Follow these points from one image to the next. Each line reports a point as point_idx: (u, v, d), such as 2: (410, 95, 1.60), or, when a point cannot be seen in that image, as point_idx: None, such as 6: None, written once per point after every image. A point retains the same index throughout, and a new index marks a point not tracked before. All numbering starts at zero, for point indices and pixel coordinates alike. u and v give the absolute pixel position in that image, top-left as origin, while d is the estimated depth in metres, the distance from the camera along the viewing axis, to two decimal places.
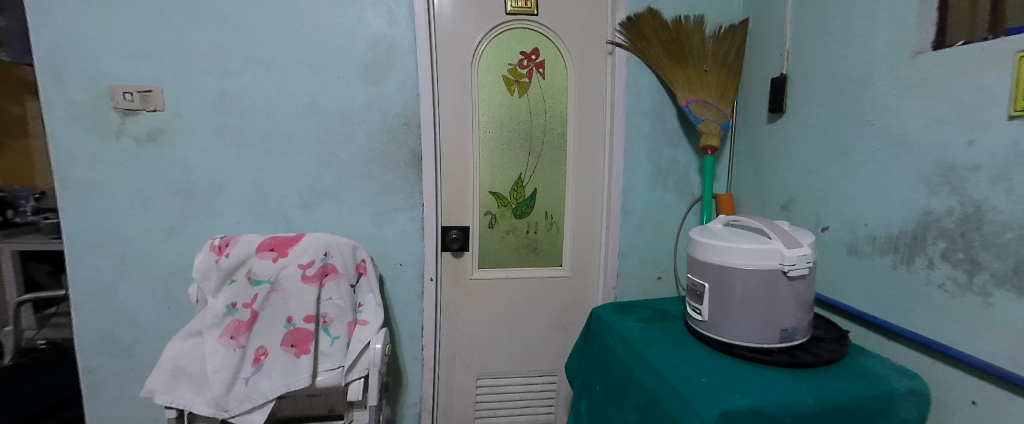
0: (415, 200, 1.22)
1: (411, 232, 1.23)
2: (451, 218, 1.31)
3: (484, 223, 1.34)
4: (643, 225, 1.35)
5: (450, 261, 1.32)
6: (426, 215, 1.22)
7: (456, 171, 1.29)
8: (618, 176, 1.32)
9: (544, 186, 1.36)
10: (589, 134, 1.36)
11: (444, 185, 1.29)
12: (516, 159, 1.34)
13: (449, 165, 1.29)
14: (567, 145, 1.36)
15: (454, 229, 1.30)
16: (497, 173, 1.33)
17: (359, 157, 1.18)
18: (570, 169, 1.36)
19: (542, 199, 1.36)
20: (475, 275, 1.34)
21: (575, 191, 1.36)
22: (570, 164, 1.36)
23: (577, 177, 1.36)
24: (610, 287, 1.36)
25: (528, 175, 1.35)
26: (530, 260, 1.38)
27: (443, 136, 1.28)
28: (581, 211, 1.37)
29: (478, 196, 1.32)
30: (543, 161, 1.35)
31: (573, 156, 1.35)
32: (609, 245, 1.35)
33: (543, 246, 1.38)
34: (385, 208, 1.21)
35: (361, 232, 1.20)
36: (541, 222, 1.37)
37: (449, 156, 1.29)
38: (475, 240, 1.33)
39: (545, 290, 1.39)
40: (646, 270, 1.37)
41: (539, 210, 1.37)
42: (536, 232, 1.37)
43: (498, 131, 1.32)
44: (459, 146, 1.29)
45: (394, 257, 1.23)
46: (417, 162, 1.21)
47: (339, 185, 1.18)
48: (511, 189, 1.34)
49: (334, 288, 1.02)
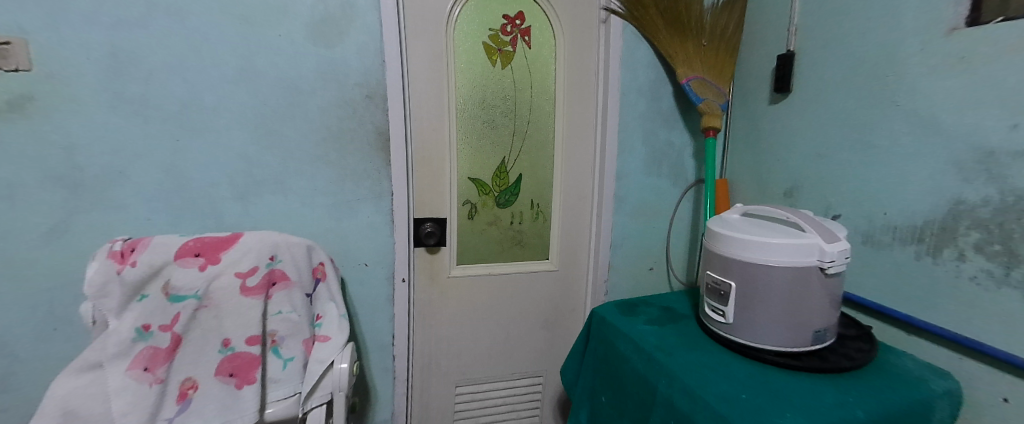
0: (383, 188, 1.03)
1: (379, 226, 1.04)
2: (425, 209, 1.13)
3: (464, 214, 1.17)
4: (636, 213, 1.26)
5: (425, 258, 1.15)
6: (398, 206, 1.04)
7: (430, 154, 1.11)
8: (612, 160, 1.21)
9: (530, 172, 1.21)
10: (578, 113, 1.22)
11: (416, 171, 1.10)
12: (498, 141, 1.17)
13: (421, 147, 1.10)
14: (555, 125, 1.21)
15: (429, 222, 1.13)
16: (476, 157, 1.16)
17: (311, 135, 0.96)
18: (559, 153, 1.22)
19: (528, 187, 1.22)
20: (454, 272, 1.18)
21: (564, 177, 1.23)
22: (558, 147, 1.22)
23: (566, 162, 1.23)
24: (601, 280, 1.26)
25: (512, 159, 1.19)
26: (515, 254, 1.24)
27: (413, 112, 1.08)
28: (570, 199, 1.25)
29: (456, 183, 1.15)
30: (529, 143, 1.20)
31: (561, 138, 1.22)
32: (601, 235, 1.24)
33: (529, 239, 1.25)
34: (347, 198, 1.01)
35: (317, 227, 1.00)
36: (526, 212, 1.23)
37: (421, 136, 1.10)
38: (454, 233, 1.16)
39: (531, 286, 1.26)
40: (639, 261, 1.29)
41: (525, 198, 1.22)
42: (521, 223, 1.23)
43: (478, 108, 1.15)
44: (433, 124, 1.10)
45: (360, 256, 1.04)
46: (385, 143, 1.02)
47: (287, 170, 0.96)
48: (494, 175, 1.18)
49: (286, 300, 0.82)
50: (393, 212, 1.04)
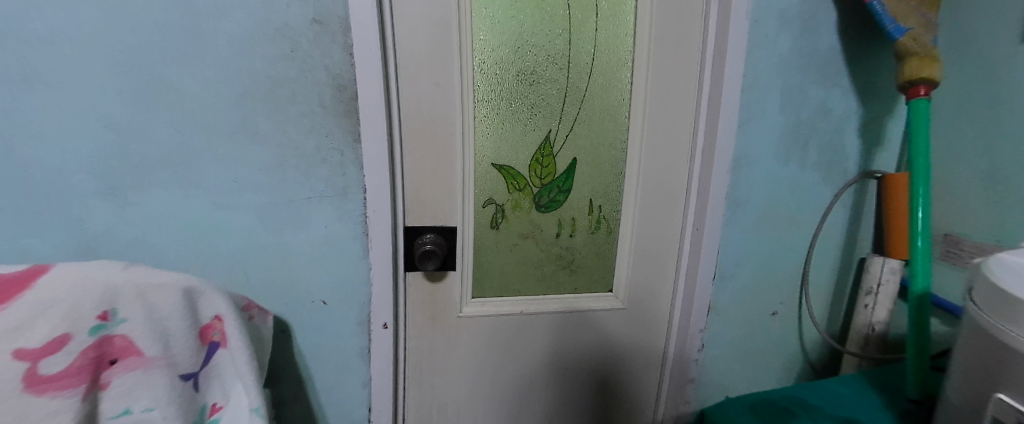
0: (351, 179, 0.62)
1: (344, 241, 0.64)
2: (423, 213, 0.71)
3: (484, 223, 0.75)
4: (758, 222, 0.80)
5: (424, 289, 0.73)
6: (374, 210, 0.63)
7: (429, 125, 0.68)
8: (724, 138, 0.74)
9: (588, 158, 0.77)
10: (670, 62, 0.75)
11: (408, 154, 0.68)
12: (543, 105, 0.73)
13: (413, 112, 0.67)
14: (631, 81, 0.76)
15: (431, 232, 0.71)
16: (506, 132, 0.72)
17: (214, 88, 0.55)
18: (635, 128, 0.77)
19: (583, 181, 0.77)
20: (467, 311, 0.77)
21: (641, 165, 0.78)
22: (634, 118, 0.76)
23: (646, 143, 0.77)
24: (697, 329, 0.82)
25: (561, 137, 0.75)
26: (560, 283, 0.81)
27: (400, 54, 0.64)
28: (650, 201, 0.80)
29: (472, 173, 0.72)
30: (588, 111, 0.75)
31: (640, 102, 0.76)
32: (697, 257, 0.79)
33: (581, 260, 0.81)
34: (290, 197, 0.60)
35: (243, 243, 0.60)
36: (579, 219, 0.79)
37: (414, 94, 0.66)
38: (467, 252, 0.75)
39: (582, 329, 0.83)
40: (757, 300, 0.84)
41: (580, 197, 0.78)
42: (571, 237, 0.79)
43: (510, 50, 0.70)
44: (436, 74, 0.67)
45: (315, 289, 0.64)
46: (351, 103, 0.60)
47: (177, 148, 0.55)
48: (533, 161, 0.74)
49: (138, 391, 0.42)
50: (368, 218, 0.64)
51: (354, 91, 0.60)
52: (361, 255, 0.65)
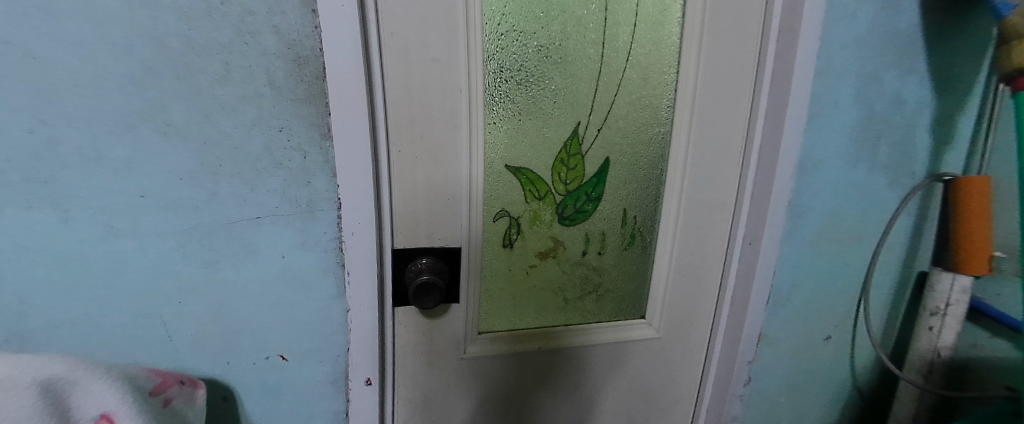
0: (319, 191, 0.44)
1: (310, 275, 0.46)
2: (417, 232, 0.54)
3: (494, 241, 0.59)
4: (817, 235, 0.67)
5: (418, 328, 0.57)
6: (352, 233, 0.46)
7: (425, 115, 0.50)
8: (793, 135, 0.60)
9: (623, 159, 0.61)
10: (728, 38, 0.59)
11: (396, 154, 0.50)
12: (570, 91, 0.56)
13: (402, 98, 0.49)
14: (678, 62, 0.60)
15: (427, 255, 0.55)
16: (524, 125, 0.56)
17: (97, 60, 0.36)
18: (682, 121, 0.61)
19: (617, 187, 0.62)
20: (473, 350, 0.61)
21: (688, 168, 0.63)
22: (682, 110, 0.61)
23: (695, 140, 0.62)
24: (745, 362, 0.70)
25: (592, 132, 0.59)
26: (584, 311, 0.66)
27: (380, 15, 0.46)
28: (696, 212, 0.65)
29: (480, 179, 0.55)
30: (625, 99, 0.59)
31: (689, 90, 0.60)
32: (750, 278, 0.66)
33: (610, 283, 0.66)
34: (230, 217, 0.43)
35: (164, 282, 0.42)
36: (610, 235, 0.64)
37: (403, 74, 0.48)
38: (472, 279, 0.58)
39: (609, 363, 0.69)
40: (808, 323, 0.72)
41: (613, 207, 0.63)
42: (600, 256, 0.64)
43: (529, 17, 0.53)
44: (433, 45, 0.48)
45: (272, 340, 0.47)
46: (314, 85, 0.42)
47: (47, 150, 0.37)
48: (557, 162, 0.58)
49: None
50: (343, 244, 0.46)
51: (318, 68, 0.42)
52: (335, 293, 0.48)
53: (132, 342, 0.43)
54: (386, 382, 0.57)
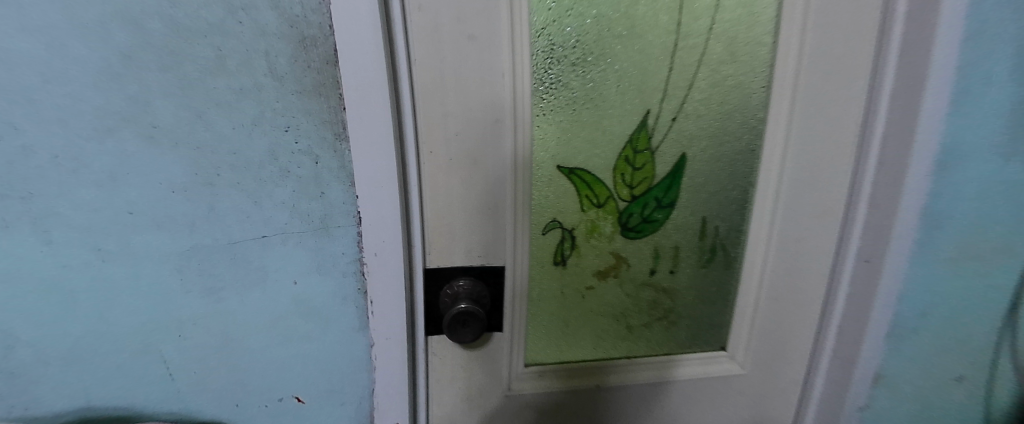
0: (335, 205, 0.36)
1: (327, 304, 0.39)
2: (452, 248, 0.45)
3: (544, 257, 0.50)
4: (975, 250, 0.50)
5: (455, 362, 0.48)
6: (373, 253, 0.38)
7: (460, 108, 0.41)
8: (951, 119, 0.44)
9: (703, 155, 0.49)
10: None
11: (427, 155, 0.42)
12: (639, 71, 0.45)
13: (433, 88, 0.40)
14: (778, 28, 0.46)
15: (466, 277, 0.46)
16: (580, 116, 0.45)
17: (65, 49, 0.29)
18: (780, 105, 0.48)
19: (693, 191, 0.50)
20: (519, 385, 0.52)
21: (785, 165, 0.50)
22: (780, 91, 0.48)
23: (796, 129, 0.49)
24: (857, 409, 0.56)
25: (664, 122, 0.47)
26: (650, 340, 0.55)
27: None
28: (794, 220, 0.52)
29: (527, 184, 0.45)
30: (706, 80, 0.47)
31: (791, 65, 0.47)
32: (867, 304, 0.52)
33: (684, 306, 0.55)
34: (233, 237, 0.35)
35: (162, 314, 0.36)
36: (685, 248, 0.52)
37: (433, 57, 0.39)
38: (518, 303, 0.49)
39: (680, 402, 0.57)
40: (944, 361, 0.56)
41: (689, 215, 0.51)
42: (671, 274, 0.53)
43: None
44: (468, 20, 0.39)
45: (289, 376, 0.40)
46: (324, 72, 0.33)
47: (20, 160, 0.31)
48: (621, 162, 0.47)
49: None
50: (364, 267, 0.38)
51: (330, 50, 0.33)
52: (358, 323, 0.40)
53: (132, 380, 0.38)
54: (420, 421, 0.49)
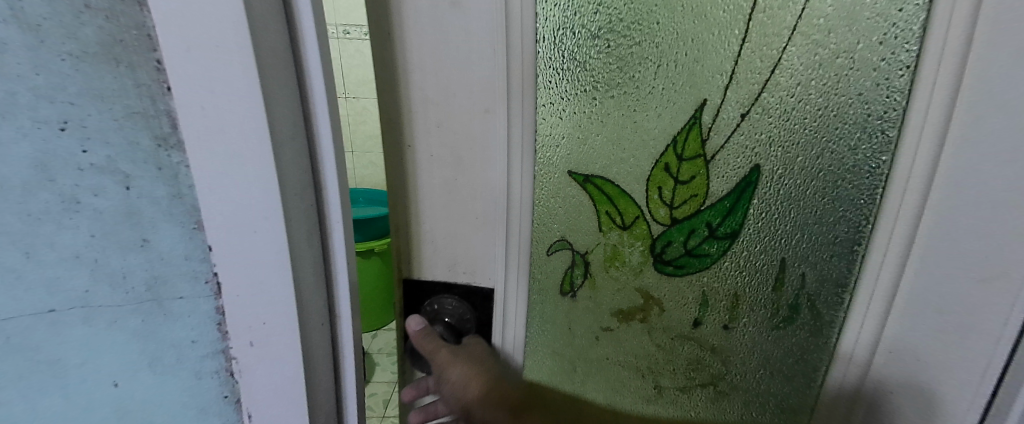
0: (162, 261, 0.33)
1: (181, 370, 0.37)
2: (434, 260, 0.39)
3: (547, 281, 0.40)
4: None
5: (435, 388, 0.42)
6: (261, 323, 0.33)
7: (441, 95, 0.33)
8: None
9: (789, 170, 0.33)
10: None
11: (406, 149, 0.35)
12: (693, 45, 0.31)
13: (413, 70, 0.32)
14: None
15: (451, 296, 0.40)
16: (602, 107, 0.34)
17: None
18: (932, 105, 0.29)
19: (773, 221, 0.35)
20: None
21: (927, 207, 0.32)
22: (935, 81, 0.29)
23: (952, 151, 0.30)
24: None
25: (726, 119, 0.33)
26: (688, 406, 0.43)
27: None
28: (929, 306, 0.33)
29: (530, 194, 0.36)
30: (802, 58, 0.31)
31: (959, 38, 0.27)
32: None
33: (740, 373, 0.41)
34: (45, 291, 0.33)
35: (6, 362, 0.35)
36: (749, 297, 0.38)
37: (413, 27, 0.31)
38: (513, 334, 0.41)
39: None
40: None
41: (757, 253, 0.36)
42: (727, 329, 0.39)
43: None
44: None
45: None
46: (139, 49, 0.26)
47: None
48: (662, 174, 0.35)
49: None
50: (230, 357, 0.36)
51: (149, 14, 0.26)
52: (234, 386, 0.38)
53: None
54: None
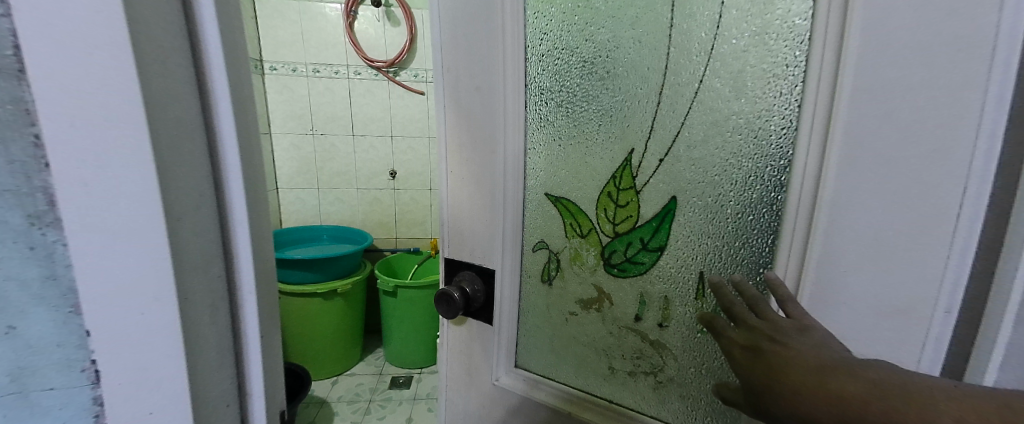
0: (33, 346, 0.29)
1: None
2: (464, 248, 0.62)
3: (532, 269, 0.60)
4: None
5: (461, 337, 0.66)
6: (148, 415, 0.31)
7: (468, 142, 0.56)
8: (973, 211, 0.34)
9: (697, 201, 0.49)
10: (909, 26, 0.33)
11: (448, 177, 0.60)
12: (622, 114, 0.50)
13: (455, 130, 0.56)
14: (806, 57, 0.39)
15: (467, 272, 0.61)
16: (564, 151, 0.54)
17: None
18: (812, 153, 0.39)
19: (694, 234, 0.50)
20: (508, 380, 0.63)
21: (815, 236, 0.41)
22: (812, 136, 0.39)
23: (835, 190, 0.38)
24: None
25: (649, 163, 0.50)
26: (636, 390, 0.57)
27: (441, 61, 0.55)
28: (836, 327, 0.42)
29: (517, 205, 0.55)
30: (701, 123, 0.46)
31: (828, 105, 0.38)
32: None
33: (674, 367, 0.54)
34: None
35: None
36: (677, 300, 0.52)
37: (457, 107, 0.55)
38: (507, 306, 0.60)
39: None
40: None
41: (681, 258, 0.51)
42: (663, 326, 0.54)
43: (578, 39, 0.51)
44: (475, 77, 0.53)
45: None
46: (16, 124, 0.25)
47: None
48: (607, 200, 0.52)
49: None
50: None
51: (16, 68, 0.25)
52: None
53: None
54: (444, 371, 0.70)
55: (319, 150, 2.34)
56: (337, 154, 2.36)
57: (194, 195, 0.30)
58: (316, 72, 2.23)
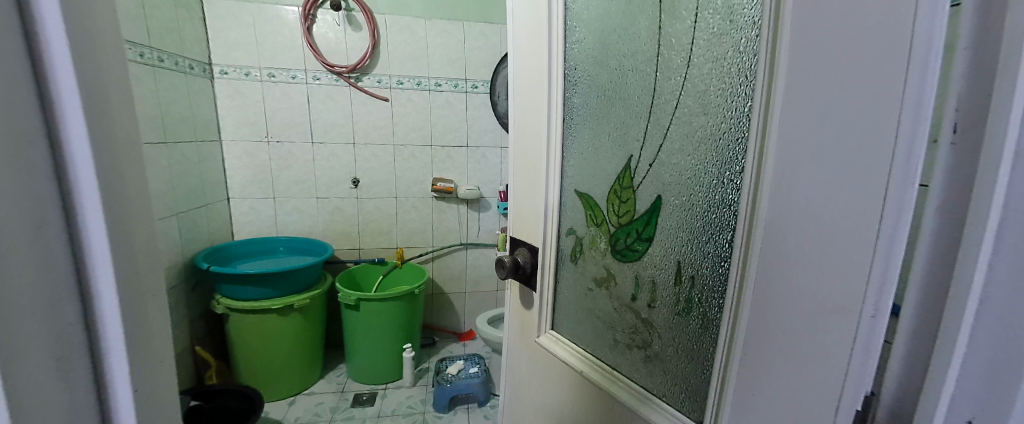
0: None
1: None
2: (523, 230, 0.81)
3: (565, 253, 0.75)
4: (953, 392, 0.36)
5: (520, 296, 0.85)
6: None
7: (526, 149, 0.77)
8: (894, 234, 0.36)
9: (675, 199, 0.58)
10: (835, 58, 0.37)
11: (516, 174, 0.80)
12: (626, 127, 0.64)
13: (523, 139, 0.77)
14: (752, 81, 0.46)
15: (523, 247, 0.80)
16: (587, 158, 0.69)
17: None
18: (755, 161, 0.45)
19: (673, 228, 0.59)
20: (545, 336, 0.79)
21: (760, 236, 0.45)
22: (754, 146, 0.46)
23: (772, 194, 0.43)
24: None
25: (642, 167, 0.62)
26: (630, 362, 0.68)
27: (517, 91, 0.77)
28: (774, 328, 0.44)
29: (557, 207, 0.72)
30: (678, 136, 0.57)
31: (763, 121, 0.44)
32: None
33: (660, 344, 0.63)
34: None
35: None
36: (661, 285, 0.62)
37: (524, 123, 0.76)
38: (547, 276, 0.76)
39: None
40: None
41: (664, 247, 0.61)
42: (651, 306, 0.64)
43: (602, 70, 0.67)
44: (534, 100, 0.73)
45: None
46: None
47: None
48: (614, 196, 0.66)
49: None
50: None
51: None
52: None
53: None
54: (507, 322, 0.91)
55: (275, 157, 2.27)
56: (295, 161, 2.30)
57: (25, 218, 0.26)
58: (270, 76, 2.18)
